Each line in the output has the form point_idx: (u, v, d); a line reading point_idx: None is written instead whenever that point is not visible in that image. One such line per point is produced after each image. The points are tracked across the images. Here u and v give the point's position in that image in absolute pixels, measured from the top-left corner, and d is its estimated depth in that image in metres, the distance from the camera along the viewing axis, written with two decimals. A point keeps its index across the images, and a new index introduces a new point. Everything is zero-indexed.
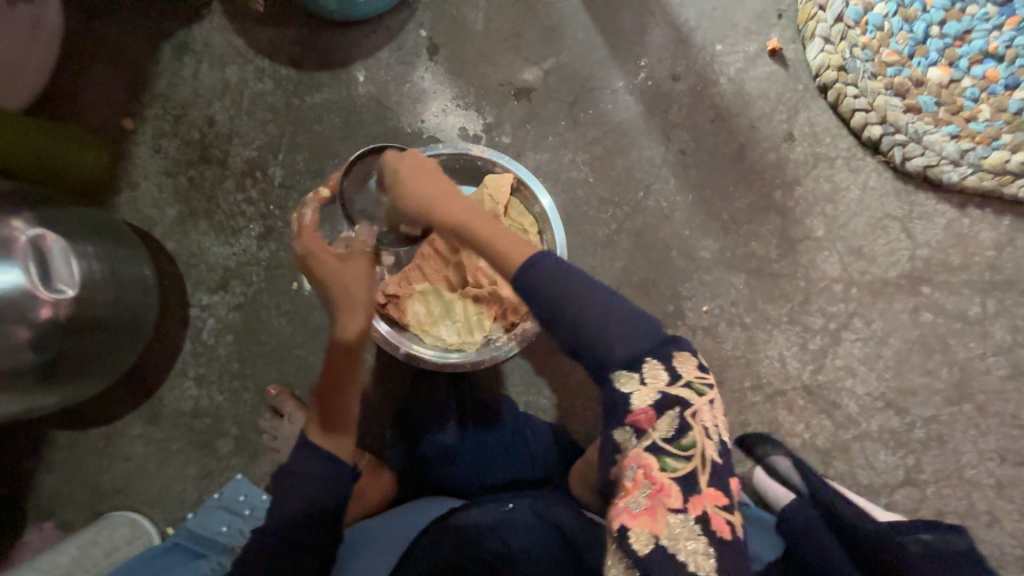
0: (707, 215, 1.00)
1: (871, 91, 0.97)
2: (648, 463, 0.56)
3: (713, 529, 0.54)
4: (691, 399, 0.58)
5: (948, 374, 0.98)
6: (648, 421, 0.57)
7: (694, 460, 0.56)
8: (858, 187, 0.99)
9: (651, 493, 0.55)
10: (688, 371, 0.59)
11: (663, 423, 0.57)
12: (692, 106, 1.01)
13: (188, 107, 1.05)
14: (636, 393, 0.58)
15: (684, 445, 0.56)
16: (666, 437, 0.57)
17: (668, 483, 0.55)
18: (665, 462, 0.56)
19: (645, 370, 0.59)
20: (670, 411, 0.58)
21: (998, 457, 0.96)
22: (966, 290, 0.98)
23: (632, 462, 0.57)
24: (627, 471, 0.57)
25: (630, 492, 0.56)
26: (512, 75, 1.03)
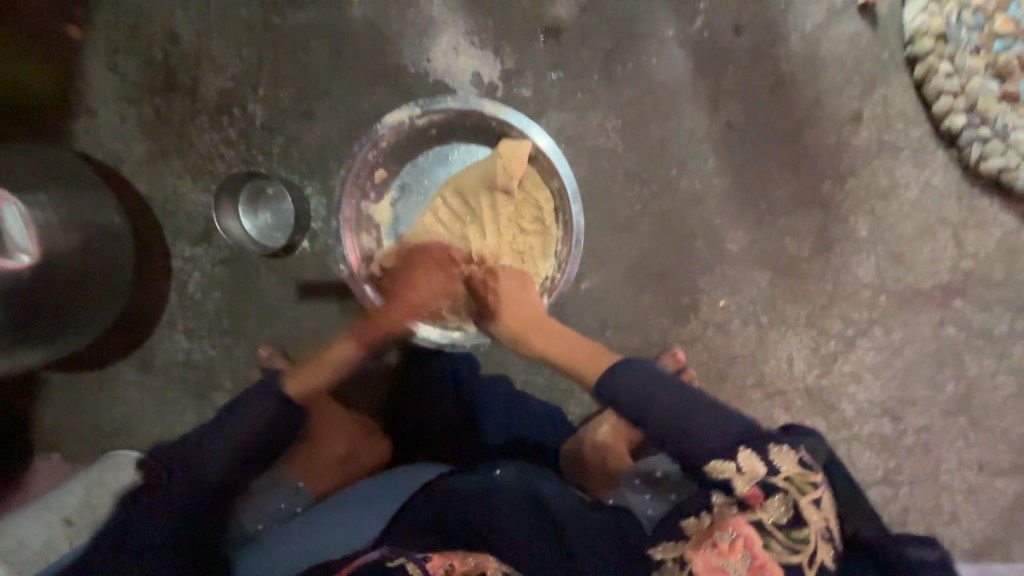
0: (742, 202, 0.90)
1: (968, 70, 0.81)
2: (750, 536, 0.52)
3: None
4: (801, 494, 0.53)
5: (953, 388, 0.96)
6: (755, 498, 0.52)
7: (802, 556, 0.51)
8: (918, 185, 0.88)
9: (749, 566, 0.51)
10: (788, 467, 0.54)
11: (776, 507, 0.52)
12: (751, 68, 0.85)
13: (146, 16, 0.87)
14: (740, 485, 0.53)
15: (795, 539, 0.51)
16: (774, 522, 0.52)
17: (771, 565, 0.50)
18: (771, 543, 0.51)
19: (738, 459, 0.54)
20: (732, 464, 0.54)
21: (978, 467, 0.99)
22: (999, 307, 0.92)
23: (733, 533, 0.52)
24: (722, 534, 0.53)
25: (726, 556, 0.51)
26: (540, 8, 0.84)
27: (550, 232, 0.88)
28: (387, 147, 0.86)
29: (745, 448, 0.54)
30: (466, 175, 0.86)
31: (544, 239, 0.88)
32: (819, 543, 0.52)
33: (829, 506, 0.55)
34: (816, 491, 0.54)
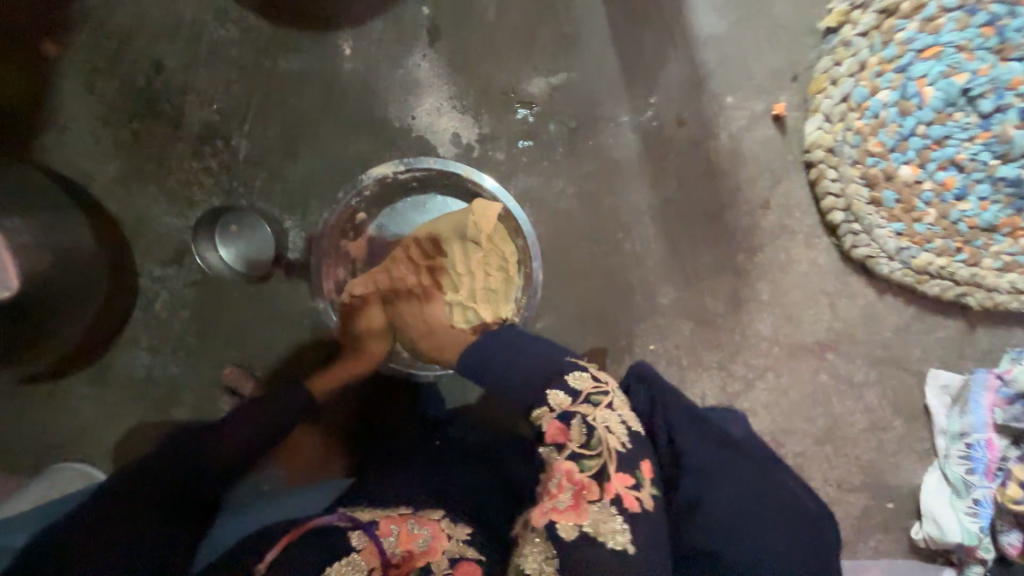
0: (673, 264, 1.06)
1: (847, 178, 1.02)
2: (569, 469, 0.65)
3: (625, 505, 0.64)
4: (586, 408, 0.69)
5: (823, 422, 1.19)
6: (560, 434, 0.67)
7: (602, 457, 0.66)
8: (808, 261, 1.09)
9: (575, 493, 0.64)
10: (585, 387, 0.71)
11: (575, 434, 0.67)
12: (688, 156, 1.01)
13: (131, 43, 0.88)
14: (546, 420, 0.69)
15: (592, 446, 0.66)
16: (579, 445, 0.66)
17: (588, 482, 0.64)
18: (583, 464, 0.65)
19: (550, 400, 0.71)
20: (546, 408, 0.71)
21: (835, 484, 1.23)
22: (859, 360, 1.17)
23: (557, 471, 0.66)
24: (552, 480, 0.66)
25: (556, 495, 0.64)
26: (516, 83, 0.95)
27: (512, 281, 0.96)
28: (369, 196, 0.94)
29: (552, 389, 0.72)
30: (441, 224, 0.93)
31: (507, 286, 0.96)
32: (608, 443, 0.66)
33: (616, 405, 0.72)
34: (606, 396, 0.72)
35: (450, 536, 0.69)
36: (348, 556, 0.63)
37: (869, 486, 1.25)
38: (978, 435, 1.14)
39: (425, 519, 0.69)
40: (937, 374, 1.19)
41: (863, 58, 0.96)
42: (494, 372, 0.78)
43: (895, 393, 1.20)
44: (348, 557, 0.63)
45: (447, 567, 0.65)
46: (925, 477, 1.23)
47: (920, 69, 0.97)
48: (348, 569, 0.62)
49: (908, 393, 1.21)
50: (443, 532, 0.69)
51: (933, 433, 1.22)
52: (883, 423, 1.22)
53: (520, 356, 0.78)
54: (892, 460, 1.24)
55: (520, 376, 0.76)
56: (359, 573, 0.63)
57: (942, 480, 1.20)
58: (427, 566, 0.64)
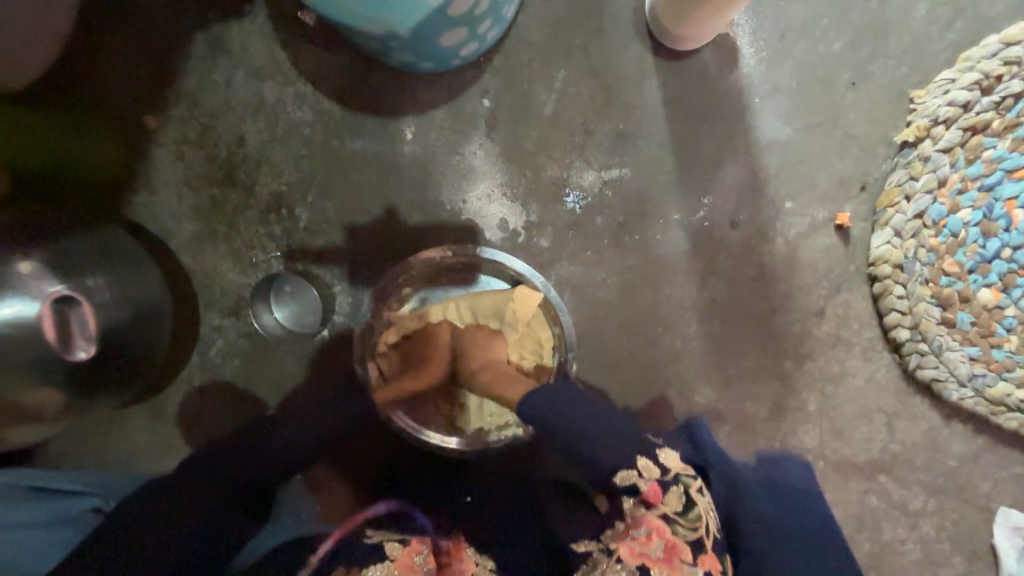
0: (712, 365, 1.02)
1: (916, 296, 0.95)
2: (659, 526, 0.64)
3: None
4: (689, 481, 0.68)
5: (869, 548, 1.09)
6: (656, 495, 0.66)
7: (701, 532, 0.64)
8: (864, 376, 1.01)
9: (666, 547, 0.62)
10: (676, 465, 0.69)
11: (671, 498, 0.66)
12: (740, 257, 0.98)
13: (217, 118, 0.96)
14: (637, 484, 0.67)
15: (691, 519, 0.65)
16: (674, 510, 0.65)
17: (681, 543, 0.63)
18: (676, 526, 0.64)
19: (638, 464, 0.68)
20: (632, 470, 0.68)
21: None
22: (916, 487, 1.06)
23: (647, 523, 0.64)
24: (637, 529, 0.65)
25: (644, 543, 0.63)
26: (568, 175, 0.96)
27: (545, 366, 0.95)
28: (415, 274, 0.98)
29: (642, 453, 0.70)
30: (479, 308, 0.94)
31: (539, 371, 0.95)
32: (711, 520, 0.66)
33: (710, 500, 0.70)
34: (699, 481, 0.69)
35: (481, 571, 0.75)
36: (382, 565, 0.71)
37: None
38: None
39: (458, 553, 0.76)
40: (1008, 514, 1.06)
41: (944, 175, 0.89)
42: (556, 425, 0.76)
43: (956, 527, 1.08)
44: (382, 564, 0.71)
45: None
46: None
47: (1010, 190, 0.89)
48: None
49: (972, 530, 1.08)
50: (473, 565, 0.75)
51: None
52: (939, 559, 1.10)
53: (593, 426, 0.75)
54: None
55: (596, 443, 0.73)
56: None
57: None
58: None
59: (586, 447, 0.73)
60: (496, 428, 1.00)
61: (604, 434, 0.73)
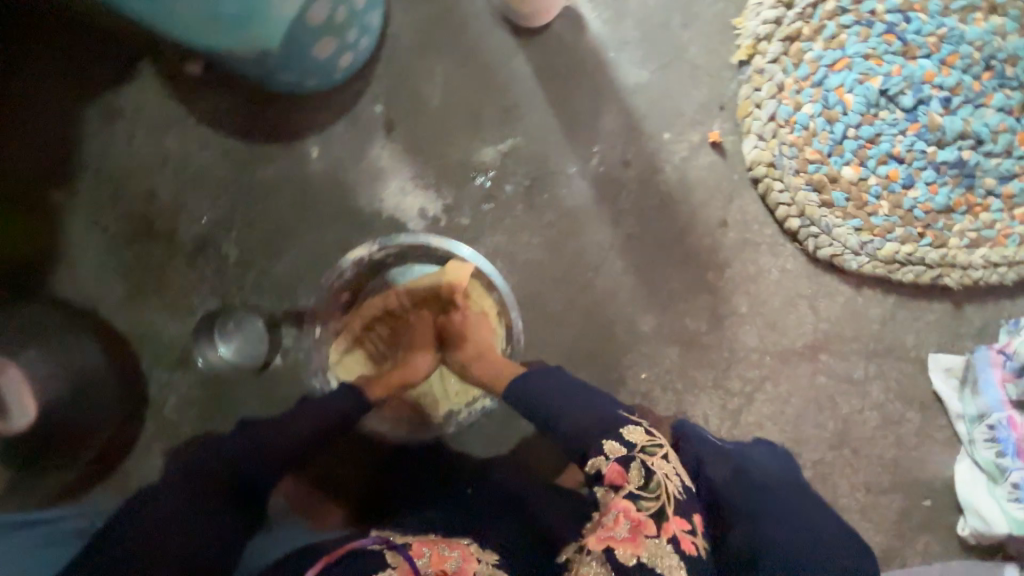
0: (646, 294, 1.10)
1: (794, 187, 1.08)
2: (626, 506, 0.66)
3: (682, 547, 0.65)
4: (644, 455, 0.71)
5: (834, 425, 1.18)
6: (619, 477, 0.68)
7: (659, 500, 0.67)
8: (778, 269, 1.12)
9: (631, 527, 0.65)
10: (639, 439, 0.73)
11: (634, 476, 0.68)
12: (641, 191, 1.08)
13: (126, 179, 1.00)
14: (603, 464, 0.71)
15: (652, 490, 0.67)
16: (638, 486, 0.67)
17: (645, 519, 0.65)
18: (641, 502, 0.66)
19: (607, 449, 0.71)
20: (600, 457, 0.71)
21: (863, 487, 1.20)
22: (854, 357, 1.17)
23: (614, 507, 0.67)
24: (608, 514, 0.67)
25: (613, 527, 0.65)
26: (470, 155, 1.05)
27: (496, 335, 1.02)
28: (351, 277, 1.00)
29: (607, 440, 0.73)
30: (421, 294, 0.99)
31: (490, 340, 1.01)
32: (664, 490, 0.68)
33: (670, 458, 0.74)
34: (660, 449, 0.73)
35: (479, 560, 0.68)
36: (383, 573, 0.62)
37: (900, 485, 1.21)
38: (998, 415, 1.14)
39: (453, 544, 0.69)
40: (937, 358, 1.18)
41: (779, 81, 1.05)
42: (544, 402, 0.82)
43: (900, 384, 1.19)
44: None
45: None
46: (956, 467, 1.20)
47: (835, 81, 1.05)
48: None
49: (914, 382, 1.19)
50: (472, 556, 0.69)
51: (951, 418, 1.20)
52: (896, 417, 1.19)
53: (563, 394, 0.82)
54: (916, 453, 1.21)
55: (569, 425, 0.78)
56: None
57: (975, 468, 1.18)
58: None
59: (562, 426, 0.78)
60: (465, 406, 1.04)
61: (590, 410, 0.79)
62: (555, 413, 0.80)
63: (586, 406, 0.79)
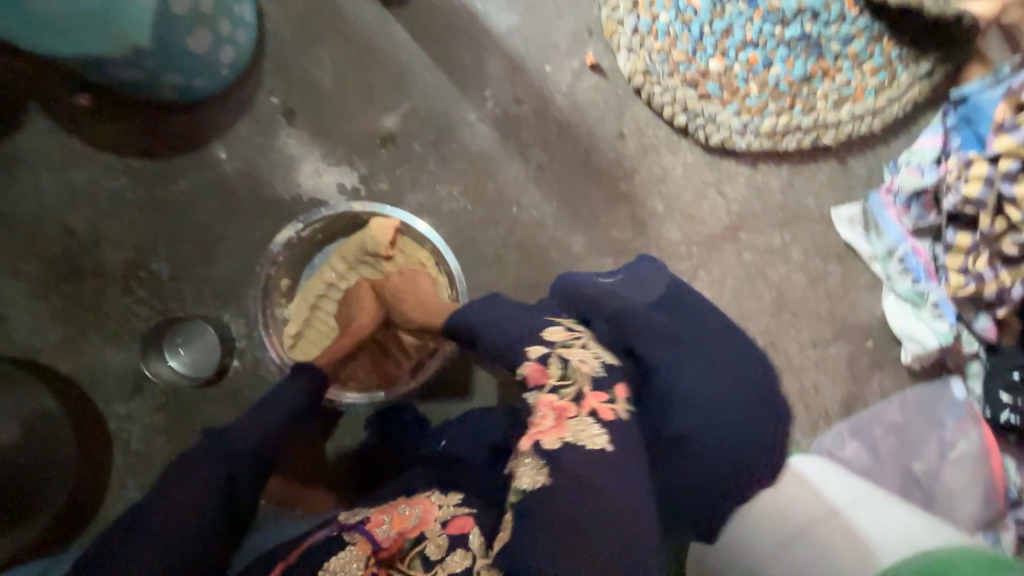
0: (571, 216, 1.18)
1: (671, 87, 1.18)
2: (550, 401, 0.68)
3: (601, 416, 0.66)
4: (559, 347, 0.73)
5: (769, 294, 1.28)
6: (540, 375, 0.70)
7: (575, 385, 0.68)
8: (681, 166, 1.23)
9: (556, 416, 0.66)
10: (557, 338, 0.74)
11: (552, 372, 0.70)
12: (539, 124, 1.16)
13: (39, 223, 1.00)
14: (529, 371, 0.72)
15: (568, 381, 0.68)
16: (558, 381, 0.69)
17: (567, 404, 0.66)
18: (562, 392, 0.68)
19: (529, 352, 0.73)
20: (528, 361, 0.73)
21: (810, 343, 1.31)
22: (769, 228, 1.28)
23: (541, 406, 0.68)
24: (536, 413, 0.68)
25: (540, 425, 0.66)
26: (373, 125, 1.10)
27: (439, 280, 1.07)
28: (285, 261, 1.03)
29: (525, 347, 0.74)
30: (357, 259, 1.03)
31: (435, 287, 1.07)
32: (581, 376, 0.69)
33: (591, 348, 0.75)
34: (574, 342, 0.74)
35: (440, 506, 0.70)
36: (343, 552, 0.62)
37: (840, 333, 1.32)
38: (903, 246, 1.25)
39: (414, 502, 0.71)
40: (839, 212, 1.30)
41: None
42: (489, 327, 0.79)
43: (816, 243, 1.30)
44: (342, 551, 0.62)
45: (440, 530, 0.66)
46: (885, 303, 1.32)
47: None
48: (347, 564, 0.61)
49: (826, 238, 1.31)
50: (432, 505, 0.70)
51: (867, 262, 1.32)
52: (820, 273, 1.31)
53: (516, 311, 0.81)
54: (846, 301, 1.32)
55: (522, 330, 0.77)
56: (358, 562, 0.61)
57: (900, 300, 1.29)
58: (421, 535, 0.65)
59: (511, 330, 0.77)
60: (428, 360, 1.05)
61: (521, 320, 0.79)
62: (496, 331, 0.78)
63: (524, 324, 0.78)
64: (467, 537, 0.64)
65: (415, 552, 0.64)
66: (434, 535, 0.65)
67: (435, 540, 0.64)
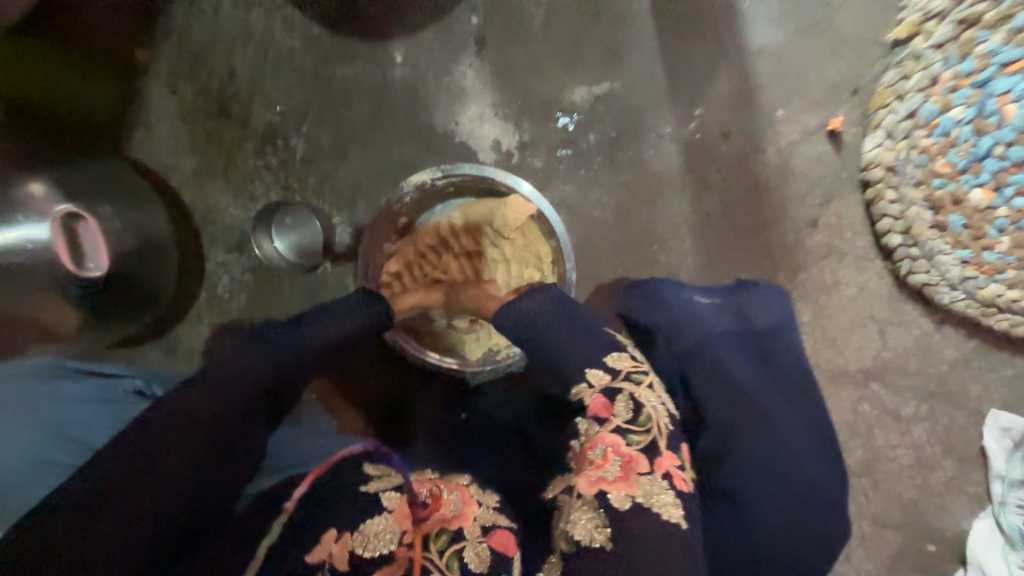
0: (708, 281, 1.04)
1: (908, 200, 0.96)
2: (614, 442, 0.61)
3: (675, 485, 0.59)
4: (631, 385, 0.65)
5: (861, 454, 1.13)
6: (604, 409, 0.63)
7: (652, 433, 0.61)
8: (856, 285, 1.04)
9: (623, 464, 0.59)
10: (625, 365, 0.67)
11: (620, 407, 0.63)
12: (732, 169, 0.99)
13: (208, 48, 0.97)
14: (586, 395, 0.66)
15: (642, 424, 0.61)
16: (625, 420, 0.62)
17: (636, 454, 0.59)
18: (631, 437, 0.61)
19: (611, 362, 0.68)
20: (584, 383, 0.67)
21: (871, 520, 1.17)
22: (908, 393, 1.10)
23: (601, 442, 0.61)
24: (595, 450, 0.61)
25: (601, 466, 0.59)
26: (559, 93, 0.96)
27: (545, 279, 0.98)
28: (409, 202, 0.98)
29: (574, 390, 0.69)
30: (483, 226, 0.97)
31: (540, 284, 0.98)
32: (655, 420, 0.62)
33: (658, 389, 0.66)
34: (647, 377, 0.67)
35: (481, 504, 0.65)
36: (380, 516, 0.57)
37: (909, 527, 1.17)
38: None
39: (453, 486, 0.66)
40: (997, 416, 1.10)
41: (935, 72, 0.92)
42: (535, 330, 0.74)
43: (947, 431, 1.12)
44: (380, 515, 0.57)
45: (480, 536, 0.60)
46: (975, 522, 1.15)
47: (1004, 83, 0.84)
48: (381, 531, 0.56)
49: (962, 432, 1.12)
50: (471, 500, 0.65)
51: (989, 476, 1.13)
52: (930, 462, 1.14)
53: (567, 322, 0.74)
54: (938, 501, 1.16)
55: (580, 334, 0.73)
56: (392, 534, 0.56)
57: (995, 530, 1.12)
58: (459, 532, 0.59)
59: (558, 338, 0.72)
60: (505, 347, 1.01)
61: (576, 344, 0.72)
62: (552, 341, 0.72)
63: (585, 339, 0.72)
64: (510, 561, 0.59)
65: (449, 552, 0.57)
66: (473, 540, 0.59)
67: (474, 545, 0.59)
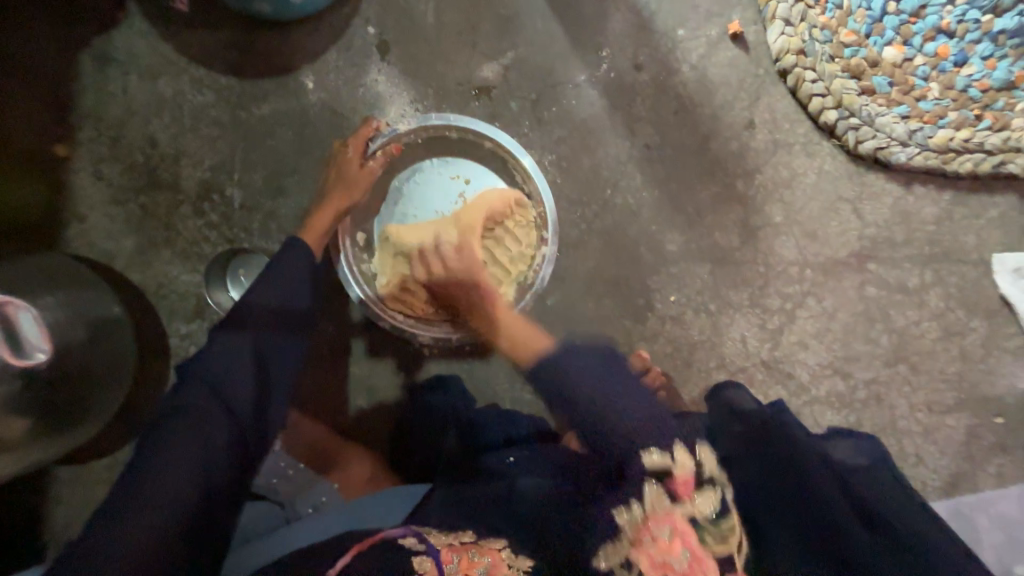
0: (671, 209, 1.03)
1: (828, 75, 0.98)
2: (687, 532, 0.56)
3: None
4: (708, 495, 0.58)
5: (888, 340, 1.07)
6: (685, 488, 0.58)
7: (730, 547, 0.58)
8: (814, 172, 1.03)
9: (690, 559, 0.55)
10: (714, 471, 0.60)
11: (706, 503, 0.58)
12: (656, 97, 1.00)
13: (125, 127, 0.98)
14: (653, 496, 0.57)
15: (722, 531, 0.58)
16: (706, 514, 0.57)
17: (706, 557, 0.55)
18: (704, 535, 0.57)
19: (676, 455, 0.59)
20: (665, 456, 0.59)
21: (926, 408, 1.09)
22: (907, 264, 1.06)
23: (670, 524, 0.56)
24: (662, 530, 0.56)
25: (671, 552, 0.55)
26: (470, 73, 0.99)
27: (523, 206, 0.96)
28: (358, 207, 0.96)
29: (647, 453, 0.60)
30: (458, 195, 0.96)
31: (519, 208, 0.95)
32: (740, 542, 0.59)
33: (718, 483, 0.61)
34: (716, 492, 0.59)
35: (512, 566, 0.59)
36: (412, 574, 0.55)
37: (967, 403, 1.09)
38: None
39: (485, 548, 0.61)
40: (1003, 259, 1.06)
41: None
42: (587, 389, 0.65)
43: (962, 291, 1.07)
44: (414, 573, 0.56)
45: None
46: None
47: None
48: None
49: (978, 287, 1.07)
50: (504, 563, 0.60)
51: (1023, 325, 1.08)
52: (959, 328, 1.08)
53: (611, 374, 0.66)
54: (983, 366, 1.09)
55: (630, 418, 0.62)
56: None
57: None
58: None
59: (592, 401, 0.63)
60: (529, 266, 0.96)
61: (615, 399, 0.64)
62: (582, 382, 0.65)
63: (621, 399, 0.64)
64: None
65: None
66: None
67: None
